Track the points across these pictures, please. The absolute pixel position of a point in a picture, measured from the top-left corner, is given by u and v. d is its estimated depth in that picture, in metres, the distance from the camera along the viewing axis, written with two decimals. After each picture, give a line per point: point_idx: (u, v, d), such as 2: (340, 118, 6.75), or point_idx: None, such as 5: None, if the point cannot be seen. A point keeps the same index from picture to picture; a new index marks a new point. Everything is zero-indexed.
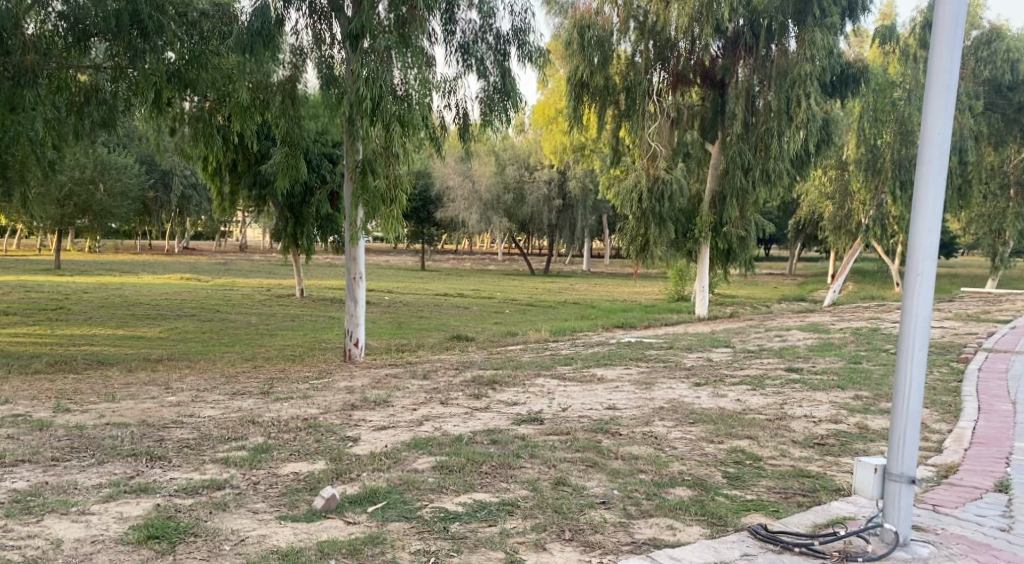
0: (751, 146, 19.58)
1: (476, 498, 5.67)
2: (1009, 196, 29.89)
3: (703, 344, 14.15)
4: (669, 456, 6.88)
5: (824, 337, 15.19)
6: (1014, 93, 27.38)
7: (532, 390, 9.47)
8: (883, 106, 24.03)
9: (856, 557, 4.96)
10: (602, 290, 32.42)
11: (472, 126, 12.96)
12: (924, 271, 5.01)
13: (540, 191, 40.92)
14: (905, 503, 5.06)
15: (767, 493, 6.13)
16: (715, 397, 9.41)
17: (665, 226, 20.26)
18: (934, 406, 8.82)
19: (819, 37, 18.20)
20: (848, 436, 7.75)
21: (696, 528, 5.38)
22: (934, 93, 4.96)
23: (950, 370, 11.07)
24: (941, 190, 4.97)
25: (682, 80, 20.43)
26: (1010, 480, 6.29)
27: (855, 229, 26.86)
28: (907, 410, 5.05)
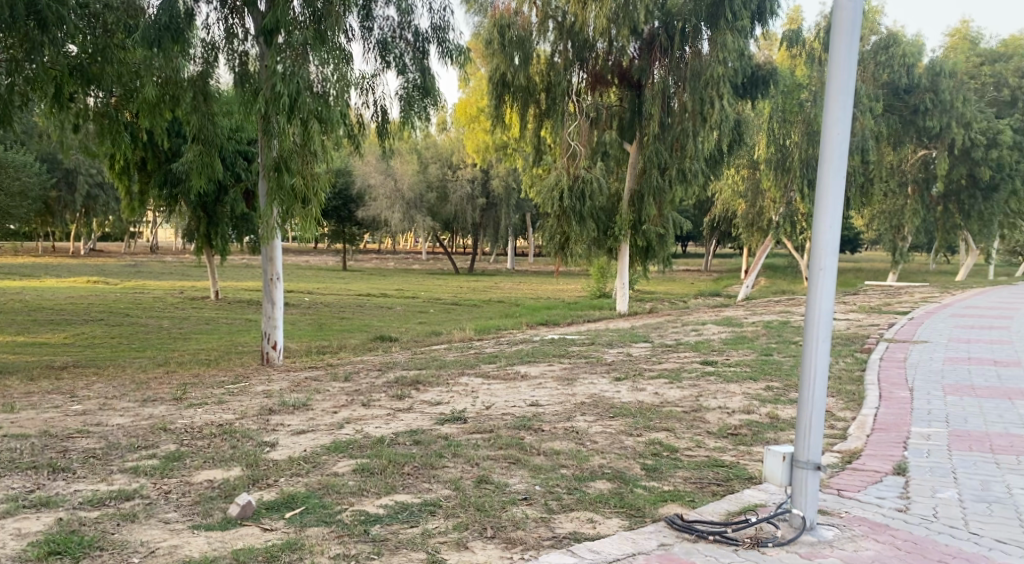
0: (668, 147, 20.15)
1: (398, 499, 5.69)
2: (907, 194, 31.58)
3: (623, 339, 14.43)
4: (589, 451, 7.02)
5: (737, 330, 15.68)
6: (910, 96, 28.81)
7: (455, 389, 9.50)
8: (792, 108, 25.12)
9: (766, 543, 5.13)
10: (526, 288, 32.66)
11: (391, 125, 12.90)
12: (827, 267, 5.22)
13: (463, 190, 41.04)
14: (812, 489, 5.27)
15: (682, 483, 6.30)
16: (634, 391, 9.63)
17: (585, 223, 20.55)
18: (840, 395, 9.21)
19: (730, 39, 18.88)
20: (760, 425, 8.03)
21: (615, 520, 5.51)
22: (833, 96, 5.18)
23: (854, 360, 11.59)
24: (840, 189, 5.19)
25: (601, 81, 20.83)
26: (907, 463, 6.62)
27: (767, 226, 27.82)
28: (813, 398, 5.27)
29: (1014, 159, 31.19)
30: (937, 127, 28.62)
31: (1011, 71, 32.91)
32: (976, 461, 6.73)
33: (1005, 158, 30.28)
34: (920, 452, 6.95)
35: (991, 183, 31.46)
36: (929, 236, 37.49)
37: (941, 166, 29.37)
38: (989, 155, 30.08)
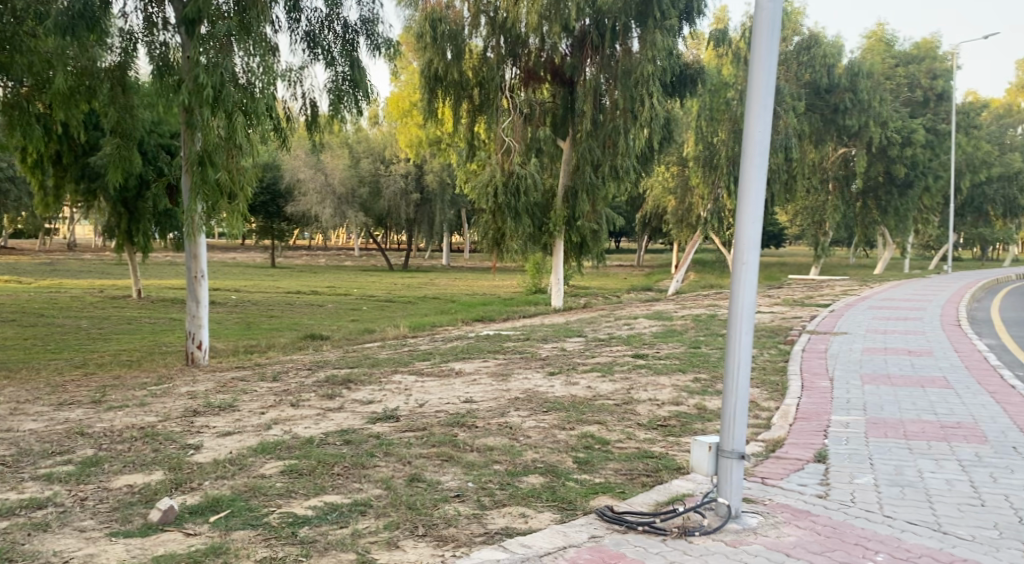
0: (600, 144, 20.31)
1: (328, 500, 5.63)
2: (828, 190, 32.58)
3: (557, 334, 14.54)
4: (523, 445, 7.06)
5: (667, 324, 15.96)
6: (831, 95, 29.59)
7: (388, 387, 9.45)
8: (719, 106, 25.95)
9: (693, 532, 5.22)
10: (461, 284, 32.64)
11: (320, 118, 12.72)
12: (749, 261, 5.35)
13: (396, 184, 40.65)
14: (736, 477, 5.40)
15: (614, 475, 6.39)
16: (567, 385, 9.72)
17: (520, 219, 20.62)
18: (764, 386, 9.47)
19: (659, 39, 19.15)
20: (688, 417, 8.19)
21: (547, 515, 5.55)
22: (754, 94, 5.31)
23: (778, 351, 11.93)
24: (761, 186, 5.32)
25: (534, 76, 20.79)
26: (827, 451, 6.84)
27: (696, 222, 28.29)
28: (737, 388, 5.40)
29: (927, 157, 32.53)
30: (856, 125, 29.46)
31: (924, 73, 34.18)
32: (891, 447, 6.97)
33: (919, 157, 31.69)
34: (839, 440, 7.18)
35: (907, 180, 32.69)
36: (849, 232, 38.76)
37: (860, 163, 30.37)
38: (904, 153, 31.38)
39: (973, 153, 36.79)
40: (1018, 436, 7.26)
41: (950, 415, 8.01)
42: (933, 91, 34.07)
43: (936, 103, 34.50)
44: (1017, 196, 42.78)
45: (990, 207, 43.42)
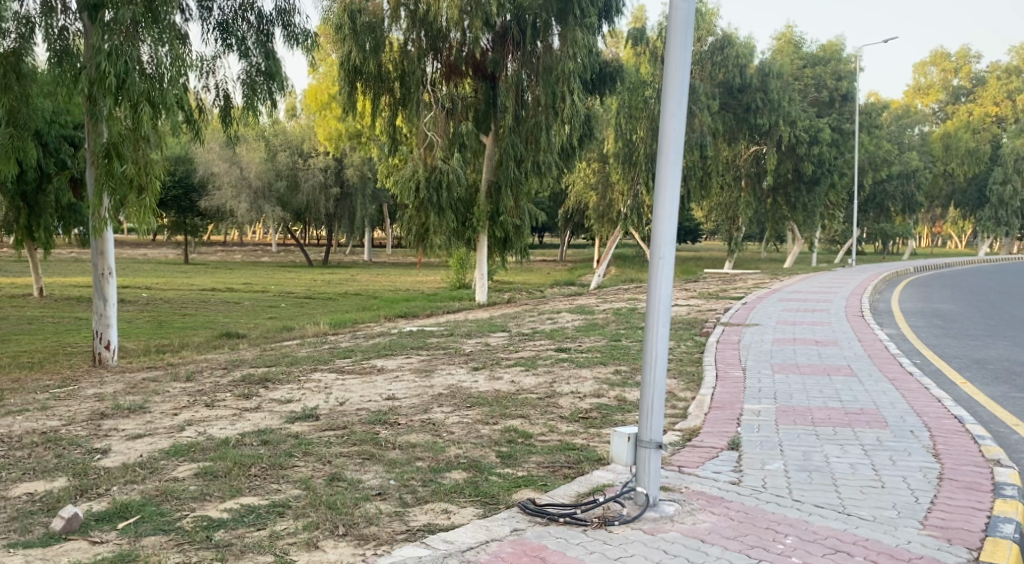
0: (523, 139, 20.45)
1: (244, 502, 5.52)
2: (741, 187, 33.36)
3: (480, 330, 14.55)
4: (446, 441, 7.05)
5: (589, 318, 16.15)
6: (743, 95, 30.27)
7: (308, 385, 9.31)
8: (637, 105, 25.92)
9: (613, 521, 5.30)
10: (383, 280, 32.34)
11: (234, 110, 12.43)
12: (665, 255, 5.46)
13: (315, 178, 39.95)
14: (654, 466, 5.51)
15: (536, 468, 6.43)
16: (491, 380, 9.74)
17: (444, 214, 20.54)
18: (681, 377, 9.68)
19: (580, 37, 19.38)
20: (609, 408, 8.31)
21: (470, 510, 5.55)
22: (670, 91, 5.39)
23: (694, 343, 12.20)
24: (677, 182, 5.43)
25: (455, 71, 20.59)
26: (741, 438, 7.04)
27: (616, 217, 28.71)
28: (654, 381, 5.50)
29: (833, 155, 33.82)
30: (766, 124, 30.34)
31: (830, 74, 35.37)
32: (799, 434, 7.21)
33: (825, 155, 32.98)
34: (752, 428, 7.39)
35: (814, 177, 33.84)
36: (762, 228, 39.81)
37: (771, 161, 31.33)
38: (812, 151, 32.51)
39: (875, 152, 38.27)
40: (916, 420, 7.60)
41: (854, 402, 8.33)
42: (838, 91, 35.36)
43: (841, 103, 35.89)
44: (915, 193, 44.78)
45: (891, 203, 45.31)
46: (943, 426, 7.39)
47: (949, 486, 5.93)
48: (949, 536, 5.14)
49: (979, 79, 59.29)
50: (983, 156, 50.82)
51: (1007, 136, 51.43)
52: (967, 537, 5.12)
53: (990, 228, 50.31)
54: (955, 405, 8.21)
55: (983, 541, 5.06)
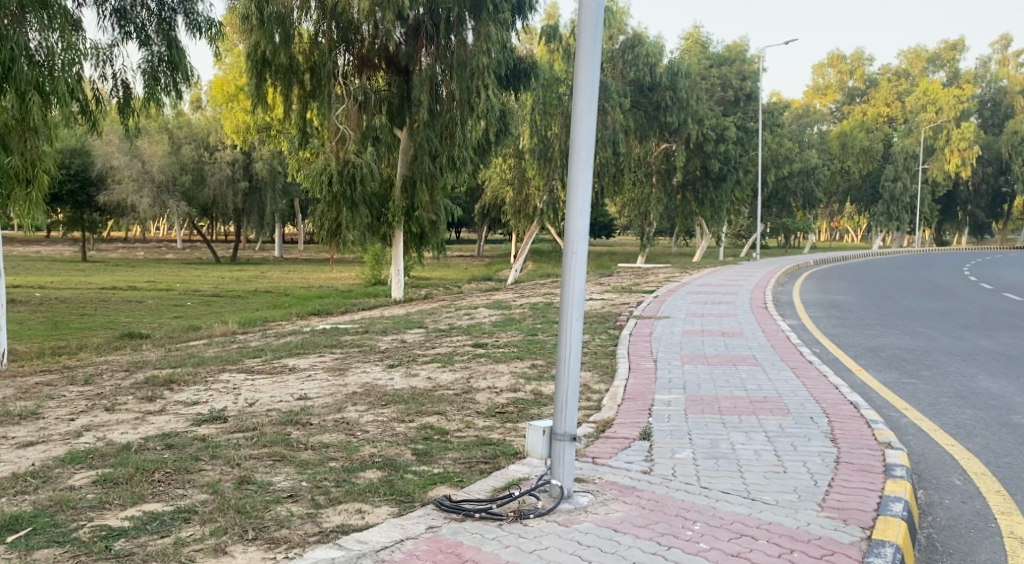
0: (437, 134, 20.26)
1: (147, 509, 5.32)
2: (652, 182, 33.97)
3: (395, 326, 14.39)
4: (360, 440, 6.94)
5: (506, 312, 16.20)
6: (653, 93, 30.71)
7: (216, 387, 9.04)
8: (551, 101, 26.55)
9: (527, 515, 5.31)
10: (295, 277, 31.73)
11: (134, 100, 11.92)
12: (578, 250, 5.50)
13: (223, 172, 39.08)
14: (568, 458, 5.57)
15: (452, 464, 6.40)
16: (407, 377, 9.66)
17: (357, 210, 20.27)
18: (595, 371, 9.82)
19: (493, 32, 19.59)
20: (525, 403, 8.35)
21: (384, 509, 5.49)
22: (581, 88, 5.42)
23: (608, 337, 12.39)
24: (588, 181, 5.47)
25: (367, 64, 20.33)
26: (652, 428, 7.16)
27: (532, 213, 28.86)
28: (568, 374, 5.54)
29: (738, 153, 34.85)
30: (676, 122, 30.92)
31: (735, 74, 36.37)
32: (707, 422, 7.39)
33: (731, 152, 34.11)
34: (662, 418, 7.54)
35: (721, 173, 34.72)
36: (672, 222, 40.54)
37: (680, 159, 32.06)
38: (718, 149, 33.52)
39: (778, 150, 39.44)
40: (815, 406, 7.88)
41: (758, 390, 8.57)
42: (743, 91, 36.35)
43: (745, 102, 36.85)
44: (815, 189, 46.59)
45: (792, 199, 46.97)
46: (840, 412, 7.68)
47: (845, 469, 6.16)
48: (846, 516, 5.33)
49: (872, 81, 61.96)
50: (877, 154, 53.52)
51: (897, 135, 53.88)
52: (861, 516, 5.32)
53: (883, 222, 52.67)
54: (852, 392, 8.53)
55: (875, 519, 5.27)
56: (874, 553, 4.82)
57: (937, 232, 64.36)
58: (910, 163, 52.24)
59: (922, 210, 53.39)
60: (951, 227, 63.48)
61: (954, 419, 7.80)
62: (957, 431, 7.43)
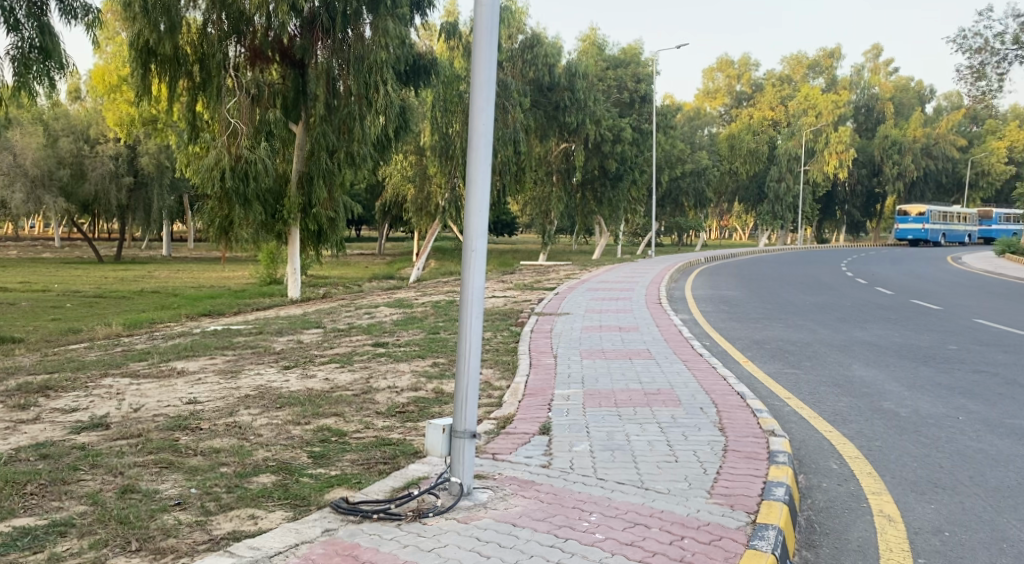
0: (335, 129, 19.92)
1: (18, 524, 5.05)
2: (552, 182, 34.34)
3: (293, 327, 14.10)
4: (253, 445, 6.77)
5: (407, 311, 16.08)
6: (552, 93, 31.15)
7: (97, 392, 8.65)
8: (453, 98, 26.42)
9: (427, 514, 5.27)
10: (185, 277, 30.37)
11: (3, 88, 11.33)
12: (478, 248, 5.51)
13: (104, 166, 37.13)
14: (468, 455, 5.58)
15: (350, 466, 6.32)
16: (303, 378, 9.47)
17: (251, 207, 19.94)
18: (496, 369, 9.86)
19: (391, 27, 19.43)
20: (425, 402, 8.31)
21: (278, 513, 5.36)
22: (477, 87, 5.43)
23: (509, 334, 12.47)
24: (487, 181, 5.48)
25: (260, 56, 19.75)
26: (551, 423, 7.23)
27: (434, 211, 28.83)
28: (468, 372, 5.54)
29: (633, 153, 35.70)
30: (574, 122, 31.41)
31: (631, 76, 37.05)
32: (604, 415, 7.52)
33: (627, 153, 34.87)
34: (561, 412, 7.63)
35: (618, 173, 35.56)
36: (571, 221, 41.01)
37: (579, 158, 32.54)
38: (615, 149, 34.14)
39: (671, 151, 40.47)
40: (705, 397, 8.12)
41: (653, 383, 8.77)
42: (638, 93, 37.10)
43: (640, 104, 37.65)
44: (705, 189, 48.10)
45: (685, 199, 48.33)
46: (728, 402, 7.95)
47: (733, 457, 6.37)
48: (732, 502, 5.51)
49: (758, 85, 64.38)
50: (762, 156, 55.75)
51: (781, 138, 56.03)
52: (747, 502, 5.51)
53: (768, 221, 55.13)
54: (739, 383, 8.84)
55: (759, 504, 5.47)
56: (759, 536, 5.00)
57: (818, 230, 67.46)
58: (792, 165, 54.58)
59: (804, 210, 55.87)
60: (830, 225, 66.64)
61: (832, 406, 8.18)
62: (835, 418, 7.78)
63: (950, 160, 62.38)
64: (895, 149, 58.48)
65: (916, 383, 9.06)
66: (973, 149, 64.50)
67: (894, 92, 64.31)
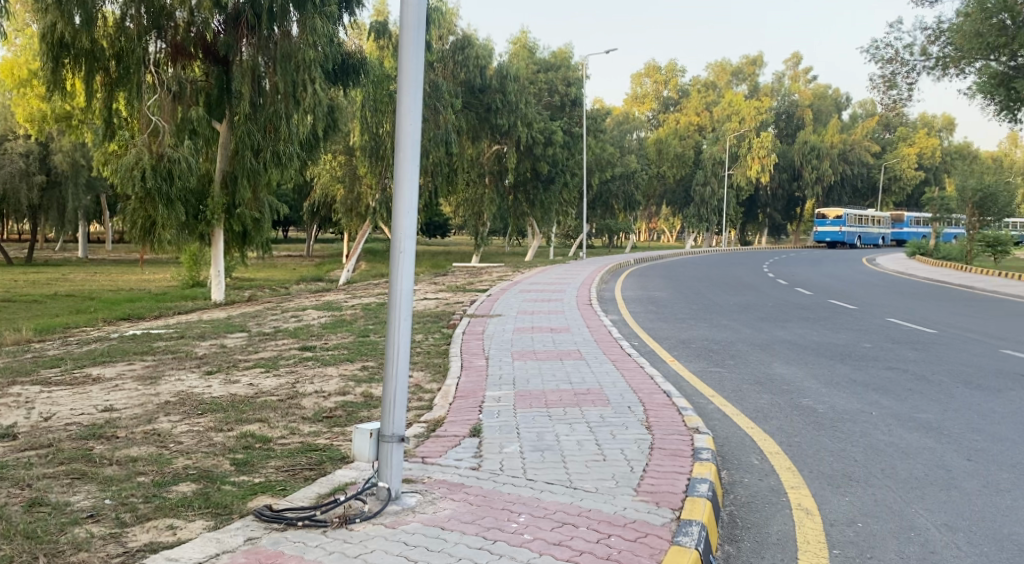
0: (260, 128, 19.52)
1: None
2: (485, 183, 34.36)
3: (215, 331, 13.77)
4: (172, 453, 6.57)
5: (335, 314, 15.88)
6: (483, 95, 31.07)
7: (5, 401, 8.29)
8: (383, 98, 25.61)
9: (354, 519, 5.18)
10: (102, 279, 29.49)
11: None
12: (406, 249, 5.46)
13: (15, 165, 35.67)
14: (396, 460, 5.50)
15: (275, 473, 6.18)
16: (226, 384, 9.24)
17: (173, 207, 19.35)
18: (427, 372, 9.81)
19: (320, 25, 19.19)
20: (354, 406, 8.19)
21: (198, 523, 5.21)
22: (404, 87, 5.37)
23: (441, 336, 12.42)
24: (415, 183, 5.44)
25: (182, 52, 19.17)
26: (482, 425, 7.20)
27: (365, 211, 28.70)
28: (396, 375, 5.48)
29: (564, 156, 35.97)
30: (506, 124, 31.46)
31: (561, 80, 37.43)
32: (534, 416, 7.52)
33: (558, 156, 35.05)
34: (492, 414, 7.61)
35: (549, 176, 35.83)
36: (503, 223, 41.04)
37: (511, 160, 32.61)
38: (546, 152, 34.29)
39: (601, 154, 40.89)
40: (633, 396, 8.21)
41: (582, 383, 8.83)
42: (568, 97, 37.51)
43: (571, 107, 38.06)
44: (634, 192, 48.80)
45: (615, 202, 48.86)
46: (654, 401, 8.04)
47: (659, 454, 6.44)
48: (658, 499, 5.56)
49: (684, 91, 65.56)
50: (688, 160, 56.84)
51: (707, 143, 57.14)
52: (672, 499, 5.56)
53: (694, 223, 56.18)
54: (665, 382, 8.96)
55: (683, 501, 5.53)
56: (683, 532, 5.06)
57: (742, 232, 69.00)
58: (717, 169, 55.69)
59: (729, 212, 57.03)
60: (753, 228, 68.26)
61: (755, 403, 8.35)
62: (757, 415, 7.94)
63: (865, 165, 64.64)
64: (814, 155, 60.34)
65: (833, 380, 9.33)
66: (886, 155, 66.94)
67: (812, 99, 66.18)
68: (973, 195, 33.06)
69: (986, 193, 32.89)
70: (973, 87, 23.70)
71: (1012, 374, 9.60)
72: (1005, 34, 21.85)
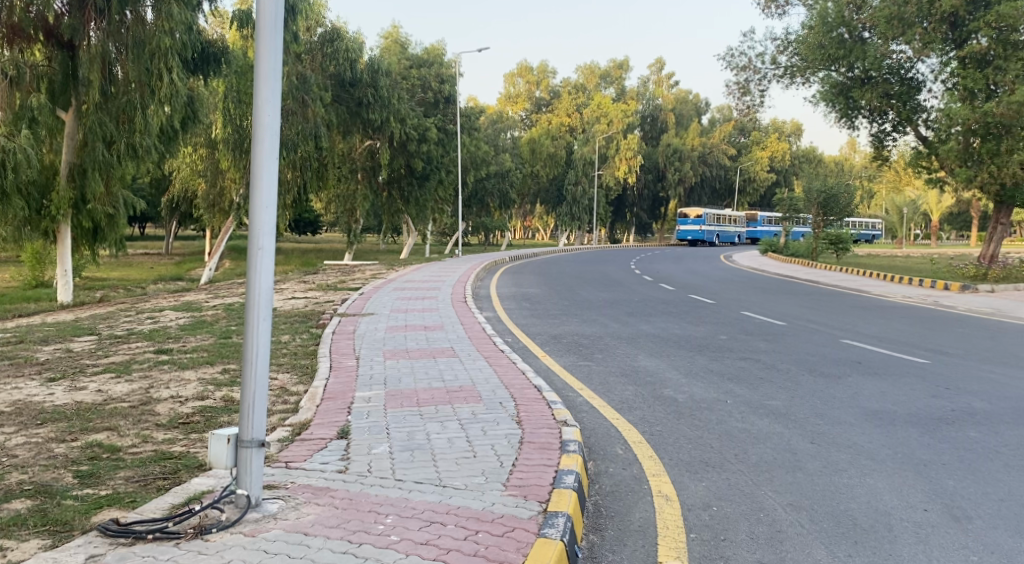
0: (112, 118, 18.69)
1: None
2: (357, 179, 33.75)
3: (62, 334, 12.90)
4: (6, 467, 6.09)
5: (195, 315, 15.21)
6: (354, 89, 30.51)
7: None
8: (246, 89, 25.00)
9: (209, 530, 4.92)
10: None
11: None
12: (265, 246, 5.23)
13: None
14: (256, 466, 5.27)
15: (123, 484, 5.82)
16: (71, 391, 8.65)
17: (9, 201, 18.01)
18: (293, 373, 9.51)
19: (176, 11, 18.23)
20: (213, 411, 7.83)
21: (33, 542, 4.84)
22: (261, 78, 5.17)
23: (309, 336, 12.11)
24: (274, 178, 5.22)
25: (19, 34, 17.78)
26: (349, 427, 7.03)
27: (229, 207, 28.05)
28: (255, 378, 5.26)
29: (439, 152, 35.80)
30: (378, 119, 30.91)
31: (434, 76, 37.13)
32: (404, 415, 7.40)
33: (432, 152, 34.85)
34: (361, 415, 7.43)
35: (424, 173, 35.58)
36: (376, 219, 40.51)
37: (384, 156, 32.13)
38: (420, 149, 34.01)
39: (474, 152, 40.95)
40: (504, 392, 8.22)
41: (454, 380, 8.78)
42: (442, 94, 37.26)
43: (444, 105, 37.88)
44: (509, 191, 49.20)
45: (490, 199, 49.10)
46: (525, 396, 8.08)
47: (527, 448, 6.46)
48: (526, 493, 5.57)
49: (556, 92, 66.68)
50: (560, 160, 57.78)
51: (577, 144, 58.19)
52: (538, 492, 5.58)
53: (565, 222, 57.08)
54: (537, 377, 9.04)
55: (550, 493, 5.56)
56: (548, 524, 5.08)
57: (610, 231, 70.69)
58: (587, 169, 56.95)
59: (599, 211, 58.30)
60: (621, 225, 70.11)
61: (620, 395, 8.52)
62: (622, 406, 8.11)
63: (723, 167, 67.63)
64: (677, 157, 62.68)
65: (693, 370, 9.65)
66: (741, 157, 70.17)
67: (675, 103, 68.53)
68: (817, 196, 35.25)
69: (830, 194, 35.06)
70: (817, 95, 25.12)
71: (851, 361, 10.22)
72: (843, 46, 23.30)
